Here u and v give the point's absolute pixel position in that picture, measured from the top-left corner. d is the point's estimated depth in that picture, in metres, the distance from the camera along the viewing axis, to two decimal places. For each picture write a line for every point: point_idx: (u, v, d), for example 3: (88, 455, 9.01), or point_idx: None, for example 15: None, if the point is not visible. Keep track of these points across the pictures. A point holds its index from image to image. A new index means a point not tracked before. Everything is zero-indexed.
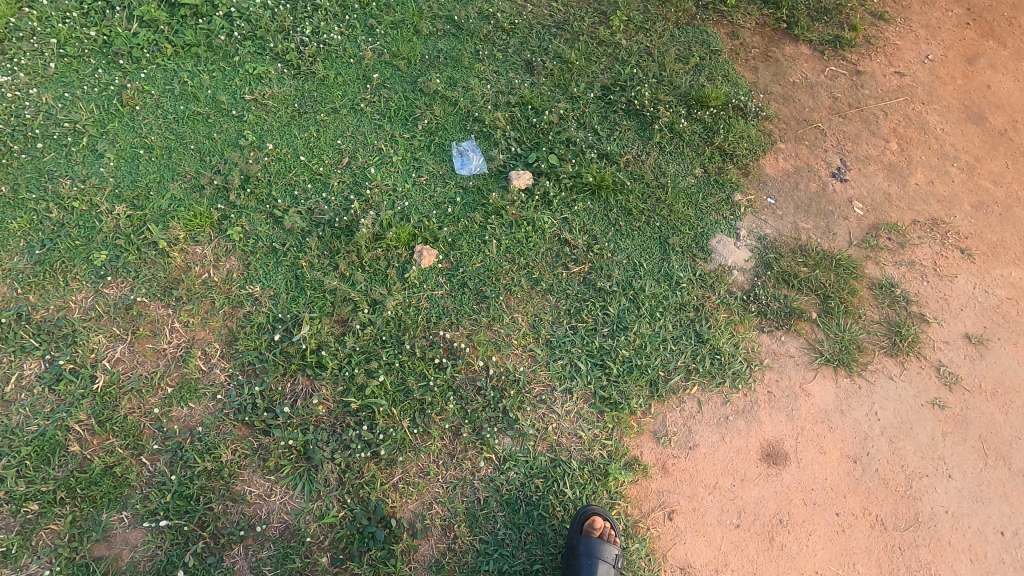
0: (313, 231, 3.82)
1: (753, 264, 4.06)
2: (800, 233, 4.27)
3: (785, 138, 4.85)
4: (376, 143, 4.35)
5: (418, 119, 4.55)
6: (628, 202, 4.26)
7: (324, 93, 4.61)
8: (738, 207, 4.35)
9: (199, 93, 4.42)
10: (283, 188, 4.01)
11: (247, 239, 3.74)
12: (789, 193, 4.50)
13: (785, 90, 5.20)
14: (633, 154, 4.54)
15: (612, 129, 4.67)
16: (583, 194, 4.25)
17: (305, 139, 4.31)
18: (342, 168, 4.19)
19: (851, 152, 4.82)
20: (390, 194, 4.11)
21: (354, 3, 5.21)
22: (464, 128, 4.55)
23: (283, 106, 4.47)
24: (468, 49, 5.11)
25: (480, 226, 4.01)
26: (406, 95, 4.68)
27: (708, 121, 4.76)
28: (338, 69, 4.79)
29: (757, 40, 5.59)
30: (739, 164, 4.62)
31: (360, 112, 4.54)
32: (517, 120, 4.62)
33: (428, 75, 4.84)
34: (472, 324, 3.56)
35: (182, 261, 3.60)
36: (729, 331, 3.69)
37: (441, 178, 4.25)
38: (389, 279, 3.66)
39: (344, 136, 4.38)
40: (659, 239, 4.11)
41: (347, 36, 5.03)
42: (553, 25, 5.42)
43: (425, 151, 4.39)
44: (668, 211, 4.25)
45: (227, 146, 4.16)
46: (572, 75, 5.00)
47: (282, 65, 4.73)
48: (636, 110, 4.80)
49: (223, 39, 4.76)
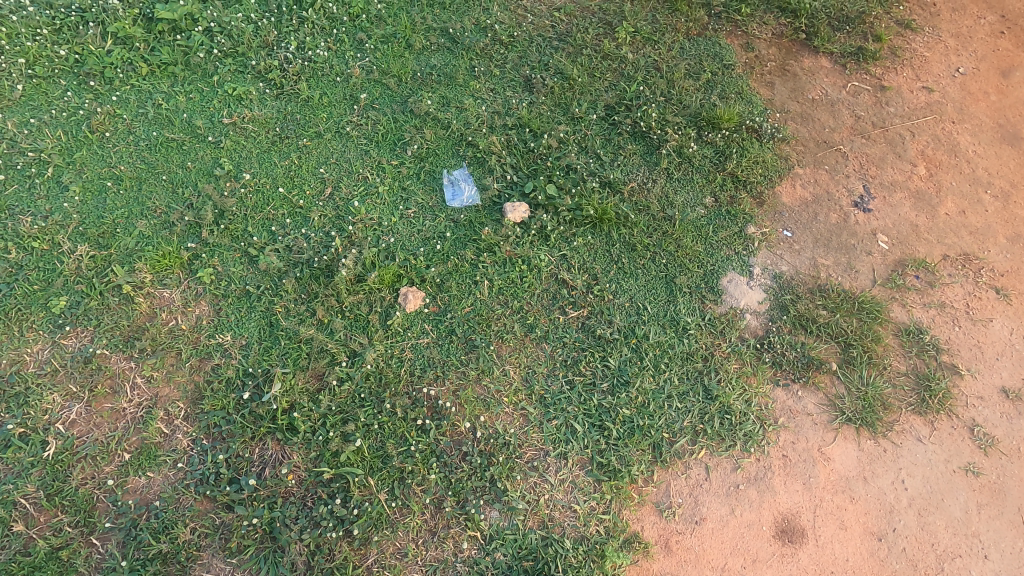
0: (290, 272, 3.55)
1: (768, 307, 3.74)
2: (819, 271, 3.93)
3: (803, 163, 4.50)
4: (361, 172, 4.06)
5: (407, 143, 4.24)
6: (632, 237, 3.94)
7: (308, 115, 4.33)
8: (752, 241, 4.02)
9: (174, 117, 4.15)
10: (260, 223, 3.73)
11: (218, 281, 3.48)
12: (807, 225, 4.16)
13: (803, 109, 4.84)
14: (638, 181, 4.22)
15: (616, 154, 4.35)
16: (583, 228, 3.94)
17: (286, 167, 4.03)
18: (325, 200, 3.91)
19: (875, 178, 4.46)
20: (375, 228, 3.82)
21: (342, 15, 4.91)
22: (456, 154, 4.24)
23: (264, 130, 4.19)
24: (463, 65, 4.80)
25: (471, 264, 3.72)
26: (396, 117, 4.37)
27: (720, 144, 4.42)
28: (323, 89, 4.50)
29: (773, 53, 5.23)
30: (753, 193, 4.28)
31: (345, 136, 4.25)
32: (514, 144, 4.31)
33: (420, 94, 4.53)
34: (459, 378, 3.27)
35: (148, 306, 3.35)
36: (740, 385, 3.37)
37: (431, 210, 3.96)
38: (371, 326, 3.38)
39: (328, 163, 4.09)
40: (665, 279, 3.79)
41: (335, 52, 4.74)
42: (554, 38, 5.09)
43: (414, 179, 4.10)
44: (675, 246, 3.93)
45: (202, 176, 3.89)
46: (574, 93, 4.67)
47: (264, 84, 4.45)
48: (642, 133, 4.47)
49: (202, 57, 4.48)
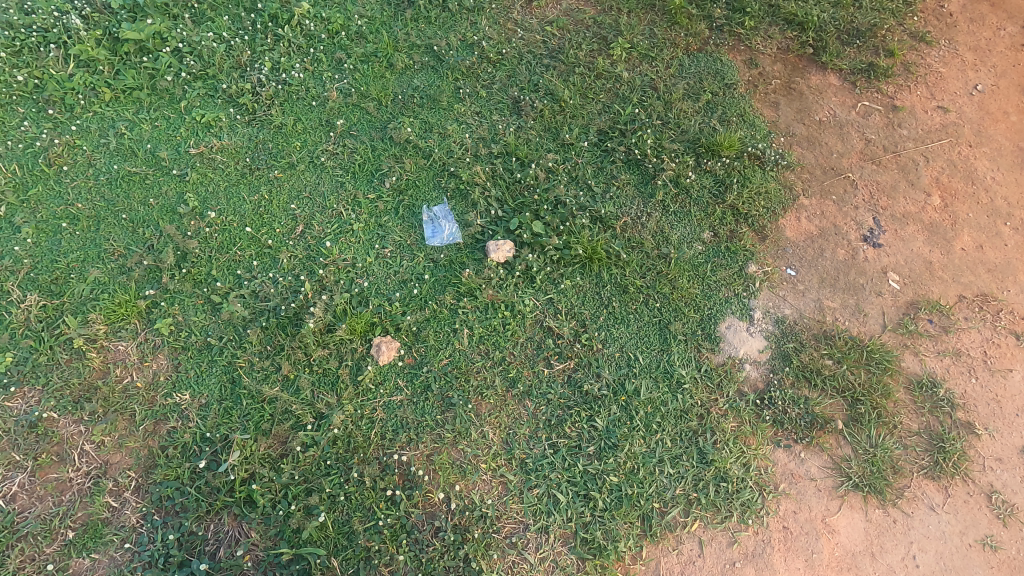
0: (255, 320, 3.32)
1: (769, 356, 3.48)
2: (824, 314, 3.67)
3: (809, 192, 4.22)
4: (335, 207, 3.82)
5: (385, 174, 3.99)
6: (624, 278, 3.68)
7: (281, 144, 4.08)
8: (753, 281, 3.76)
9: (138, 148, 3.91)
10: (225, 266, 3.50)
11: (178, 332, 3.25)
12: (813, 262, 3.89)
13: (810, 132, 4.55)
14: (631, 215, 3.96)
15: (609, 185, 4.08)
16: (571, 268, 3.68)
17: (256, 203, 3.79)
18: (296, 239, 3.67)
19: (886, 209, 4.18)
20: (348, 270, 3.58)
21: (321, 32, 4.65)
22: (438, 185, 3.98)
23: (233, 161, 3.95)
24: (448, 86, 4.53)
25: (450, 311, 3.48)
26: (374, 145, 4.12)
27: (720, 173, 4.15)
28: (299, 114, 4.25)
29: (778, 69, 4.93)
30: (755, 227, 4.02)
31: (320, 166, 4.00)
32: (499, 174, 4.04)
33: (400, 119, 4.27)
34: (434, 440, 3.05)
35: (100, 362, 3.12)
36: (738, 447, 3.13)
37: (409, 249, 3.72)
38: (341, 383, 3.15)
39: (300, 198, 3.85)
40: (658, 325, 3.54)
41: (312, 73, 4.48)
42: (545, 55, 4.81)
43: (392, 214, 3.85)
44: (670, 288, 3.67)
45: (165, 213, 3.66)
46: (565, 117, 4.40)
47: (235, 110, 4.20)
48: (637, 161, 4.20)
49: (169, 81, 4.23)
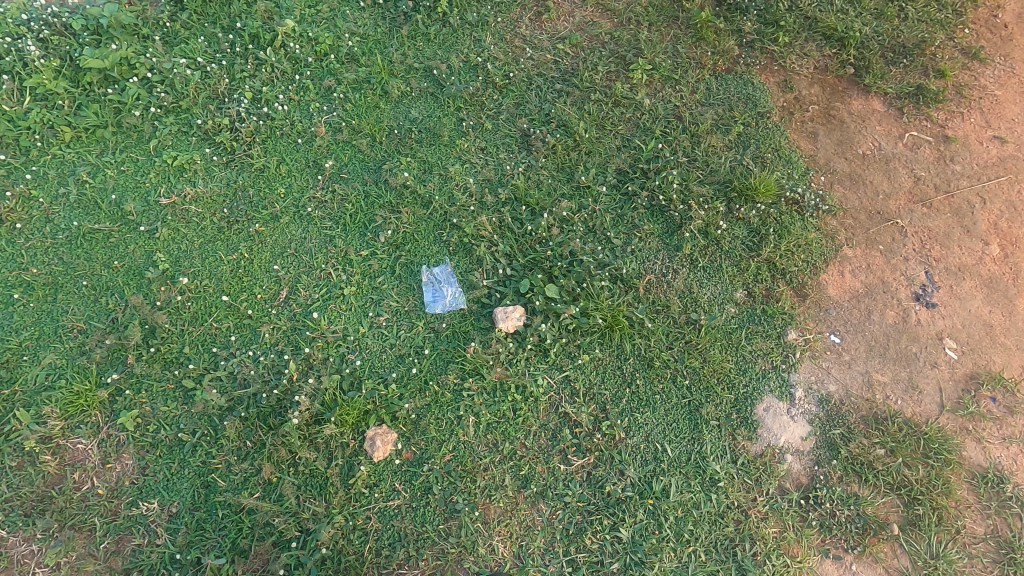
0: (232, 409, 2.93)
1: (813, 445, 3.10)
2: (874, 391, 3.27)
3: (853, 241, 3.77)
4: (323, 267, 3.40)
5: (379, 226, 3.55)
6: (648, 350, 3.28)
7: (263, 190, 3.64)
8: (793, 351, 3.36)
9: (101, 199, 3.47)
10: (199, 342, 3.10)
11: (145, 426, 2.86)
12: (859, 327, 3.48)
13: (852, 168, 4.08)
14: (655, 272, 3.54)
15: (630, 236, 3.64)
16: (590, 339, 3.27)
17: (234, 263, 3.37)
18: (279, 306, 3.26)
19: (939, 260, 3.74)
20: (339, 344, 3.18)
21: (307, 55, 4.16)
22: (439, 239, 3.55)
23: (209, 213, 3.52)
24: (449, 118, 4.06)
25: (454, 393, 3.09)
26: (367, 190, 3.67)
27: (755, 222, 3.71)
28: (283, 153, 3.80)
29: (815, 93, 4.44)
30: (794, 284, 3.60)
31: (306, 218, 3.56)
32: (507, 225, 3.60)
33: (397, 159, 3.82)
34: (436, 556, 2.74)
35: (55, 465, 2.74)
36: (782, 562, 2.81)
37: (406, 316, 3.31)
38: (330, 487, 2.79)
39: (284, 256, 3.42)
40: (688, 408, 3.14)
41: (297, 103, 4.01)
42: (557, 77, 4.31)
43: (387, 274, 3.43)
44: (700, 361, 3.27)
45: (131, 278, 3.24)
46: (579, 154, 3.94)
47: (212, 150, 3.75)
48: (661, 207, 3.74)
49: (137, 116, 3.77)
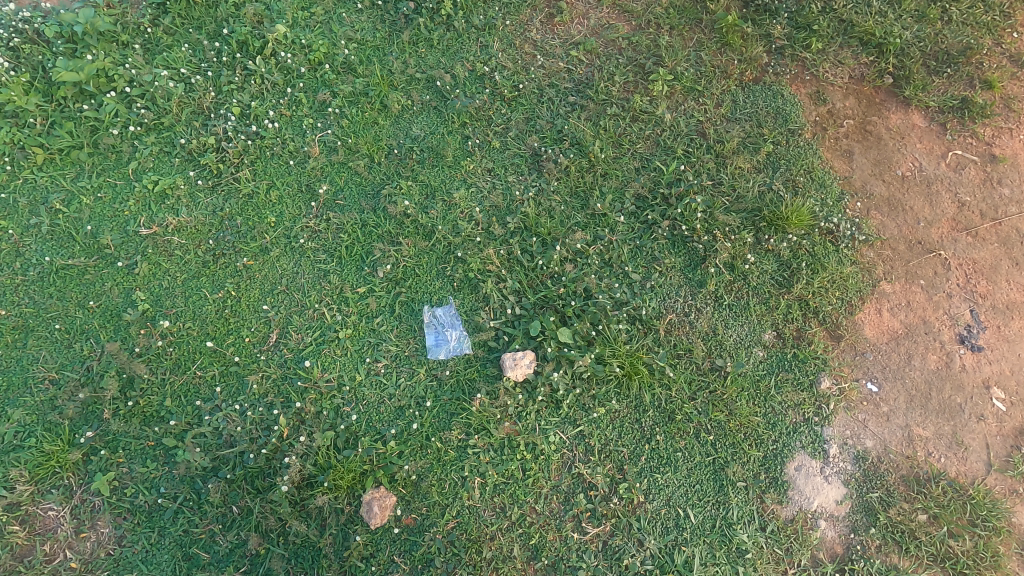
0: (216, 471, 2.71)
1: (849, 509, 2.86)
2: (915, 447, 3.01)
3: (892, 275, 3.47)
4: (317, 307, 3.13)
5: (377, 260, 3.28)
6: (670, 401, 3.01)
7: (251, 219, 3.36)
8: (827, 402, 3.08)
9: (76, 230, 3.21)
10: (181, 393, 2.86)
11: (122, 490, 2.64)
12: (899, 373, 3.20)
13: (890, 192, 3.75)
14: (677, 312, 3.25)
15: (649, 270, 3.36)
16: (606, 388, 3.00)
17: (220, 302, 3.10)
18: (268, 351, 3.01)
19: (986, 297, 3.44)
20: (333, 395, 2.93)
21: (300, 64, 3.83)
22: (443, 274, 3.28)
23: (193, 244, 3.25)
24: (453, 135, 3.75)
25: (458, 450, 2.85)
26: (365, 219, 3.39)
27: (786, 255, 3.41)
28: (273, 176, 3.50)
29: (850, 106, 4.07)
30: (827, 324, 3.31)
31: (299, 250, 3.29)
32: (516, 258, 3.32)
33: (396, 183, 3.52)
34: None
35: (24, 535, 2.54)
36: None
37: (407, 361, 3.05)
38: (323, 560, 2.61)
39: (274, 294, 3.16)
40: (713, 467, 2.89)
41: (289, 119, 3.69)
42: (570, 88, 3.96)
43: (386, 315, 3.16)
44: (726, 413, 3.01)
45: (108, 319, 2.99)
46: (595, 177, 3.62)
47: (196, 172, 3.46)
48: (683, 237, 3.44)
49: (115, 135, 3.47)
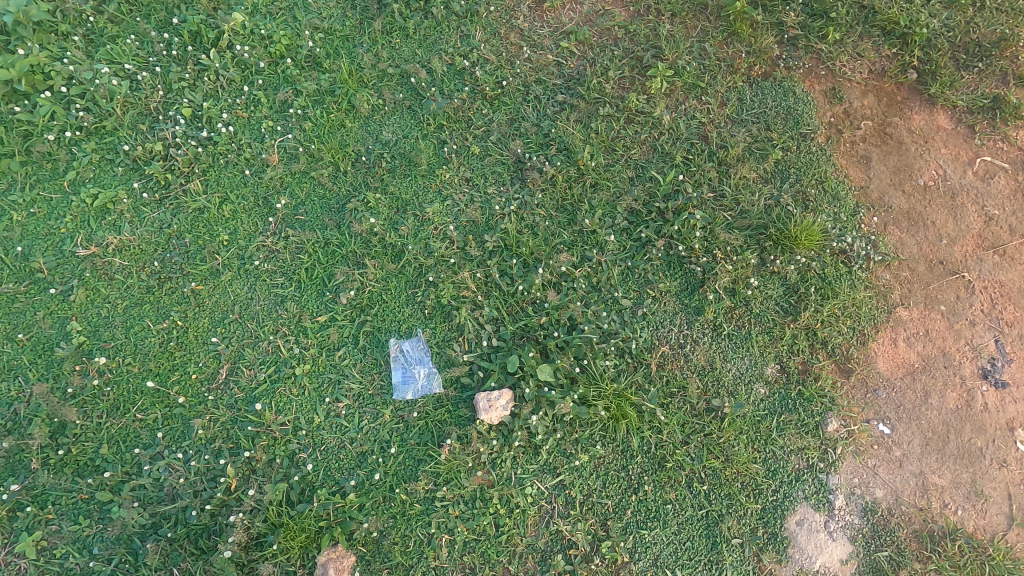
0: (156, 529, 2.48)
1: (855, 569, 2.63)
2: (929, 498, 2.74)
3: (910, 300, 3.14)
4: (271, 339, 2.84)
5: (340, 285, 2.97)
6: (660, 446, 2.73)
7: (202, 237, 3.03)
8: (833, 447, 2.80)
9: (6, 252, 2.90)
10: (118, 439, 2.60)
11: (50, 551, 2.41)
12: (914, 413, 2.90)
13: (910, 204, 3.39)
14: (671, 343, 2.95)
15: (641, 295, 3.05)
16: (590, 432, 2.73)
17: (164, 334, 2.81)
18: (218, 390, 2.73)
19: (1012, 325, 3.12)
20: (288, 440, 2.66)
21: (259, 59, 3.42)
22: (413, 300, 2.97)
23: (136, 267, 2.94)
24: (428, 139, 3.36)
25: (424, 502, 2.60)
26: (328, 237, 3.07)
27: (793, 279, 3.08)
28: (226, 188, 3.16)
29: (869, 105, 3.67)
30: (836, 356, 3.00)
31: (254, 274, 2.98)
32: (494, 283, 3.00)
33: (363, 195, 3.18)
34: None
35: None
36: None
37: (370, 401, 2.77)
38: None
39: (225, 323, 2.87)
40: (706, 522, 2.65)
41: (245, 121, 3.31)
42: (559, 84, 3.53)
43: (349, 346, 2.87)
44: (722, 460, 2.73)
45: (42, 355, 2.72)
46: (583, 188, 3.28)
47: (140, 183, 3.12)
48: (679, 258, 3.11)
49: (50, 141, 3.12)
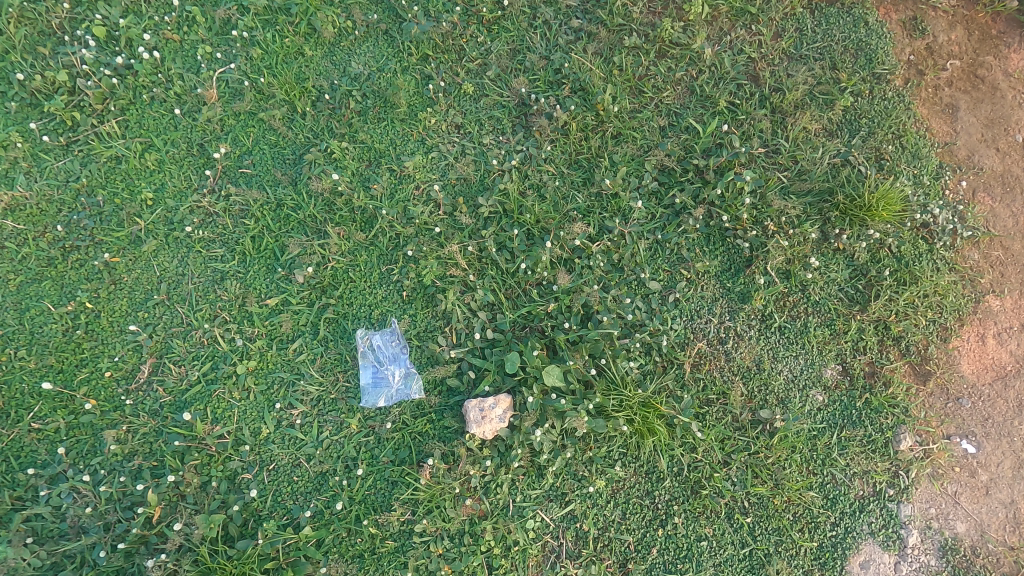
0: (58, 571, 1.96)
1: None
2: (1021, 533, 2.25)
3: (1004, 287, 2.54)
4: (207, 328, 2.24)
5: (296, 259, 2.35)
6: (694, 468, 2.21)
7: (119, 196, 2.38)
8: (907, 471, 2.27)
9: None
10: (10, 455, 2.05)
11: None
12: (1006, 428, 2.36)
13: (1005, 166, 2.75)
14: (709, 338, 2.37)
15: (673, 277, 2.45)
16: (608, 450, 2.19)
17: (69, 320, 2.21)
18: (137, 393, 2.15)
19: None
20: (228, 457, 2.11)
21: None
22: (387, 280, 2.36)
23: (34, 232, 2.30)
24: (409, 74, 2.65)
25: (400, 537, 2.09)
26: (281, 198, 2.43)
27: (863, 259, 2.47)
28: (151, 132, 2.48)
29: (957, 40, 2.93)
30: (912, 356, 2.43)
31: (187, 244, 2.36)
32: (489, 259, 2.39)
33: (325, 144, 2.50)
34: None
35: None
36: None
37: (333, 407, 2.21)
38: None
39: (148, 307, 2.26)
40: (749, 563, 2.15)
41: (176, 46, 2.58)
42: (575, 5, 2.77)
43: (307, 338, 2.28)
44: (772, 487, 2.21)
45: None
46: (603, 140, 2.61)
47: (38, 122, 2.43)
48: (721, 230, 2.50)
49: None
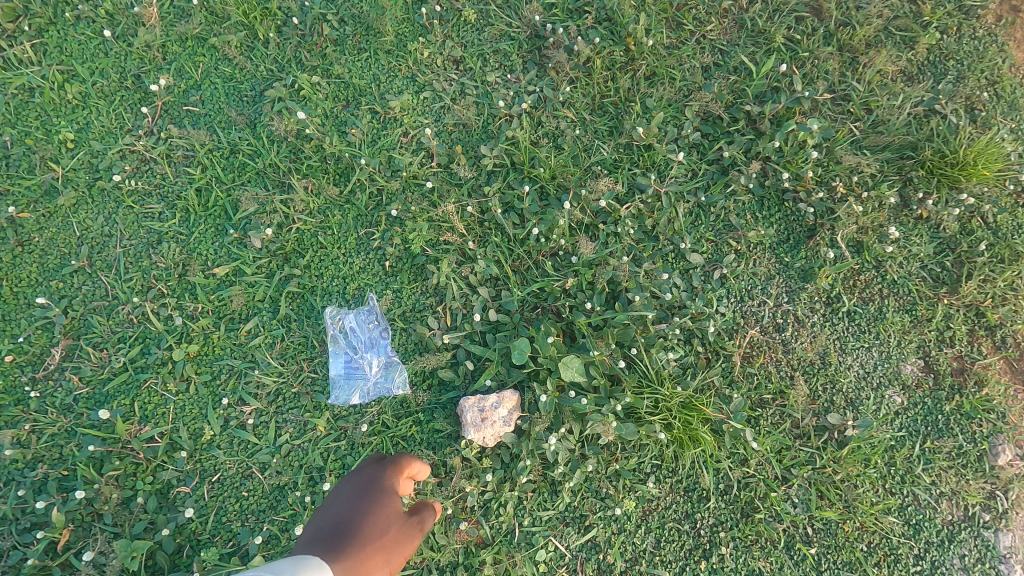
0: None
1: None
2: None
3: None
4: (137, 302, 1.79)
5: (251, 220, 1.88)
6: (745, 485, 1.78)
7: (30, 136, 1.91)
8: (1007, 493, 1.84)
9: None
10: None
11: None
12: None
13: None
14: (762, 325, 1.93)
15: (718, 249, 1.99)
16: (639, 462, 1.75)
17: None
18: (46, 383, 1.71)
19: None
20: (160, 466, 1.68)
21: None
22: (366, 247, 1.89)
23: None
24: None
25: None
26: (236, 144, 1.96)
27: (953, 230, 2.00)
28: (75, 59, 1.97)
29: None
30: (1011, 351, 1.97)
31: (116, 197, 1.89)
32: (492, 223, 1.93)
33: (290, 78, 2.01)
34: None
35: None
36: None
37: (295, 404, 1.77)
38: None
39: (64, 275, 1.80)
40: None
41: None
42: None
43: (266, 317, 1.83)
44: (842, 512, 1.78)
45: None
46: (633, 81, 2.12)
47: None
48: (779, 193, 2.03)
49: None
